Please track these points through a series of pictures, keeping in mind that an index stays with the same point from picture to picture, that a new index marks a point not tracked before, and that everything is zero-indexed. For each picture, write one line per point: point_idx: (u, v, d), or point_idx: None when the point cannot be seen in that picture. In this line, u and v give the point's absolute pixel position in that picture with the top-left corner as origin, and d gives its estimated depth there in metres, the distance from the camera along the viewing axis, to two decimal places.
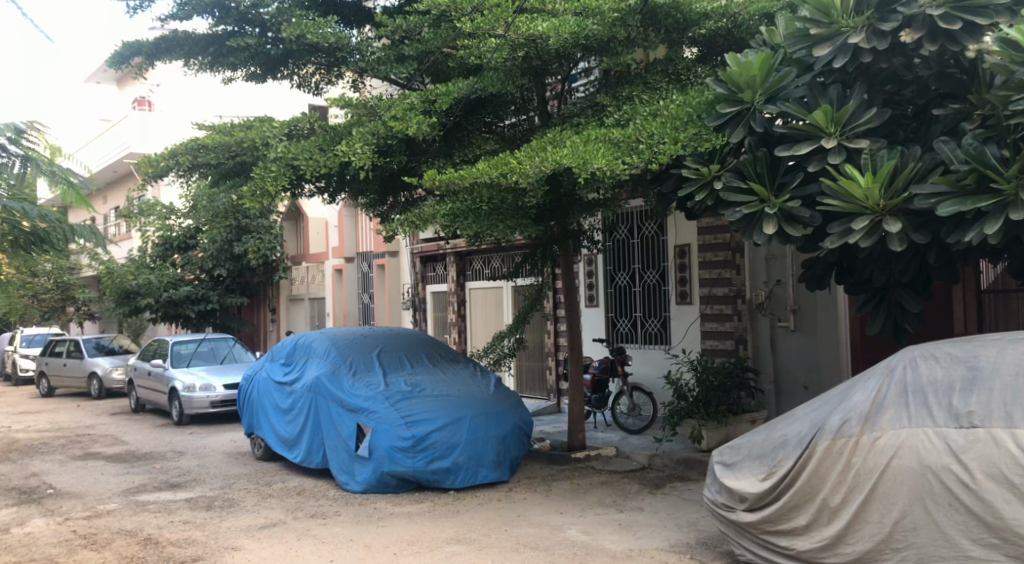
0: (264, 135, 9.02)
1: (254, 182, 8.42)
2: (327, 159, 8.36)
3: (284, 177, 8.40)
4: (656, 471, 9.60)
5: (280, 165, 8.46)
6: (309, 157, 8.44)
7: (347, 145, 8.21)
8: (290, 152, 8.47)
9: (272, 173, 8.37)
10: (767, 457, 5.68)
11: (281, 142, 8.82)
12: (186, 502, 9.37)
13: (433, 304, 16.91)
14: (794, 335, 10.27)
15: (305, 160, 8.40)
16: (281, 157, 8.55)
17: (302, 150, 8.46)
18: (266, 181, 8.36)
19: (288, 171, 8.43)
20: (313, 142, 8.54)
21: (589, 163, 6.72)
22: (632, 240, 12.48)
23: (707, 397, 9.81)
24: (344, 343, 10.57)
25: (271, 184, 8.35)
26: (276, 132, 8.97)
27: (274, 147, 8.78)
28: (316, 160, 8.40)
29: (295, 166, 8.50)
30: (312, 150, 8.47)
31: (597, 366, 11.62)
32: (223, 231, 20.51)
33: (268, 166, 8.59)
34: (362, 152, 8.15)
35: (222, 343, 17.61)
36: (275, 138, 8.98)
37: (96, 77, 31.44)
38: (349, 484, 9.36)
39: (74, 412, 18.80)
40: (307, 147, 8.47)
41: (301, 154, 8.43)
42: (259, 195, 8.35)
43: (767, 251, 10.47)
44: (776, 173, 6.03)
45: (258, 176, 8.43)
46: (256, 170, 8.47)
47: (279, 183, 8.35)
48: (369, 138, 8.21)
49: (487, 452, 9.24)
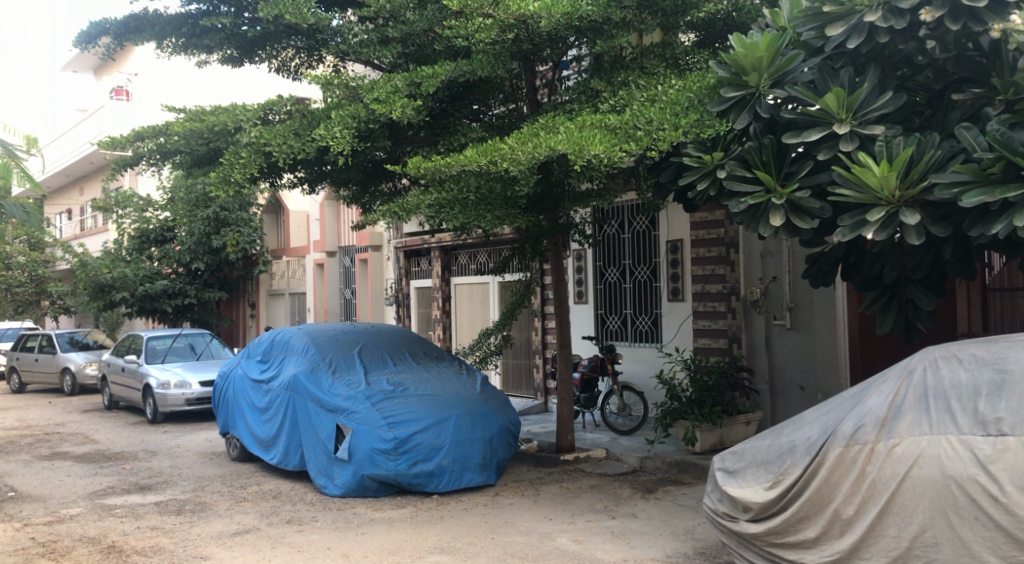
0: (236, 117, 8.58)
1: (222, 167, 8.10)
2: (304, 145, 7.95)
3: (255, 164, 8.04)
4: (648, 474, 9.26)
5: (251, 152, 8.07)
6: (284, 142, 8.00)
7: (325, 129, 7.80)
8: (264, 136, 8.04)
9: (243, 161, 8.01)
10: (773, 464, 5.32)
11: (255, 126, 8.38)
12: (155, 506, 8.92)
13: (417, 300, 16.48)
14: (790, 333, 9.93)
15: (280, 146, 7.97)
16: (255, 142, 8.13)
17: (275, 135, 8.02)
18: (233, 168, 8.04)
19: (260, 157, 8.06)
20: (289, 126, 8.10)
21: (585, 150, 6.33)
22: (622, 234, 12.11)
23: (702, 397, 9.47)
24: (324, 340, 10.14)
25: (238, 172, 8.02)
26: (250, 115, 8.50)
27: (247, 131, 8.34)
28: (292, 146, 7.98)
29: (267, 153, 8.14)
30: (287, 134, 8.04)
31: (587, 365, 11.24)
32: (200, 223, 19.99)
33: (240, 152, 8.17)
34: (341, 137, 7.74)
35: (199, 338, 17.11)
36: (248, 120, 8.53)
37: (72, 65, 30.77)
38: (327, 488, 8.94)
39: (44, 409, 18.26)
40: (281, 130, 8.03)
41: (274, 139, 8.00)
42: (227, 182, 8.04)
43: (763, 246, 10.14)
44: (783, 162, 5.66)
45: (227, 163, 8.11)
46: (225, 157, 8.14)
47: (248, 171, 8.01)
48: (348, 123, 7.79)
49: (473, 454, 8.83)
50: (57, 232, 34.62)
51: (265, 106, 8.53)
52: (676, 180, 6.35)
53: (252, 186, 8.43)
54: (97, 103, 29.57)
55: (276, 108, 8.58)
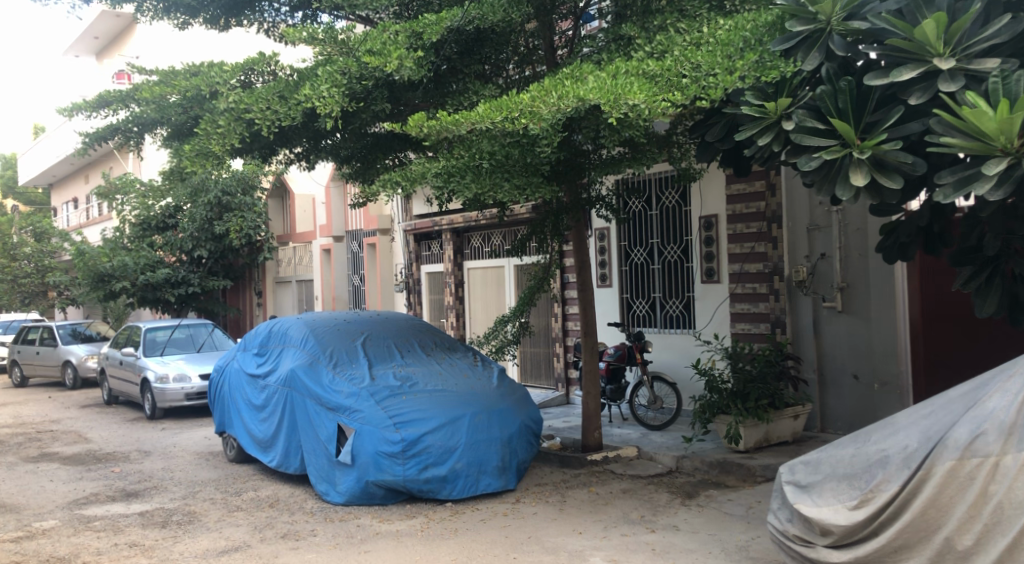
0: (211, 80, 7.58)
1: (199, 140, 7.16)
2: (290, 110, 7.03)
3: (235, 134, 7.12)
4: (687, 476, 8.30)
5: (230, 119, 7.14)
6: (267, 107, 7.09)
7: (311, 89, 6.87)
8: (243, 100, 7.12)
9: (220, 130, 7.08)
10: (858, 478, 4.33)
11: (234, 91, 7.38)
12: (139, 517, 8.04)
13: (428, 286, 15.53)
14: (841, 317, 8.94)
15: (261, 111, 7.07)
16: (234, 107, 7.17)
17: (257, 99, 7.09)
18: (210, 140, 7.08)
19: (241, 127, 7.12)
20: (272, 88, 7.17)
21: (621, 98, 5.31)
22: (649, 211, 11.08)
23: (745, 390, 8.48)
24: (324, 331, 9.19)
25: (216, 143, 7.06)
26: (227, 77, 7.56)
27: (225, 95, 7.35)
28: (276, 111, 7.07)
29: (249, 121, 7.20)
30: (270, 98, 7.11)
31: (612, 354, 10.22)
32: (201, 208, 19.11)
33: (217, 121, 7.24)
34: (329, 96, 6.79)
35: (201, 328, 16.22)
36: (224, 82, 7.58)
37: (74, 50, 29.90)
38: (329, 495, 8.03)
39: (43, 405, 17.49)
40: (262, 93, 7.11)
41: (256, 104, 7.08)
42: (204, 156, 7.09)
43: (810, 221, 9.14)
44: (862, 110, 4.67)
45: (203, 134, 7.19)
46: (201, 126, 7.21)
47: (227, 142, 7.08)
48: (337, 79, 6.87)
49: (490, 457, 7.87)
50: (63, 222, 33.94)
51: (244, 66, 7.61)
52: (725, 138, 5.46)
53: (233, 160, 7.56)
54: (98, 87, 28.64)
55: (257, 69, 7.66)
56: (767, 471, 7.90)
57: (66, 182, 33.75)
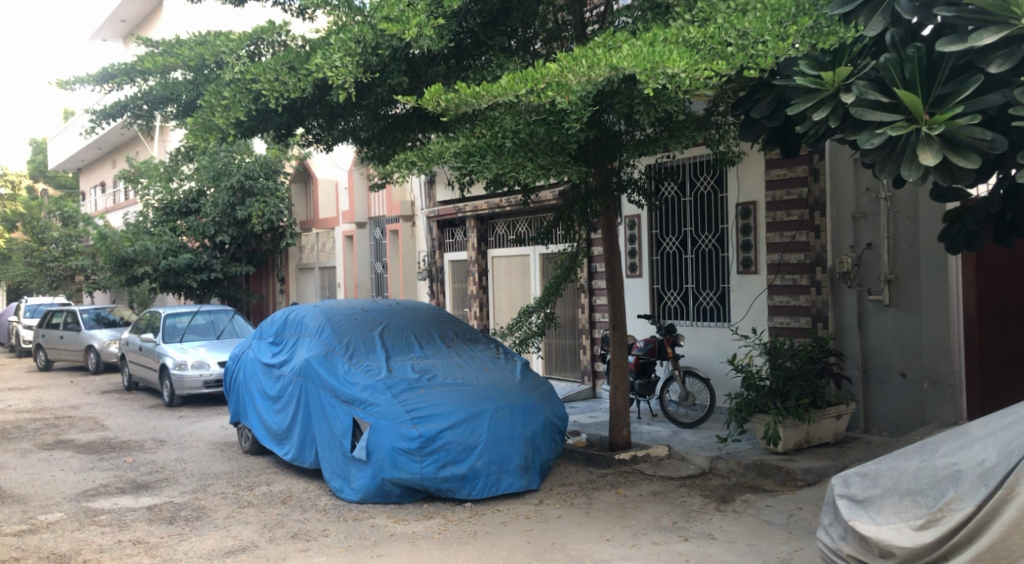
0: (216, 49, 7.40)
1: (202, 113, 6.97)
2: (300, 81, 6.68)
3: (240, 106, 6.86)
4: (721, 479, 7.83)
5: (236, 90, 6.92)
6: (275, 78, 6.75)
7: (322, 59, 6.54)
8: (250, 71, 6.79)
9: (225, 101, 6.85)
10: (925, 495, 3.84)
11: (240, 61, 7.16)
12: (146, 511, 7.71)
13: (451, 274, 15.11)
14: (888, 311, 8.41)
15: (269, 83, 6.73)
16: (239, 78, 6.97)
17: (264, 69, 6.77)
18: (213, 114, 6.89)
19: (246, 98, 6.87)
20: (281, 58, 6.83)
21: (658, 67, 4.85)
22: (683, 198, 10.57)
23: (785, 388, 7.98)
24: (341, 320, 8.81)
25: (220, 117, 6.84)
26: (233, 47, 7.34)
27: (230, 66, 7.18)
28: (284, 82, 6.72)
29: (255, 91, 6.93)
30: (279, 69, 6.77)
31: (642, 348, 9.80)
32: (224, 193, 18.86)
33: (222, 92, 7.02)
34: (342, 68, 6.48)
35: (221, 314, 15.95)
36: (231, 53, 7.35)
37: (100, 34, 29.80)
38: (344, 492, 7.65)
39: (64, 389, 17.34)
40: (271, 63, 6.78)
41: (263, 74, 6.75)
42: (208, 130, 6.88)
43: (855, 208, 8.62)
44: (932, 81, 4.17)
45: (207, 106, 6.97)
46: (206, 98, 7.01)
47: (230, 117, 6.83)
48: (350, 49, 6.55)
49: (513, 455, 7.44)
50: (91, 207, 33.97)
51: (253, 35, 7.35)
52: (773, 115, 5.07)
53: (241, 135, 7.34)
54: None
55: (266, 39, 7.40)
56: (808, 475, 7.40)
57: (94, 168, 33.77)
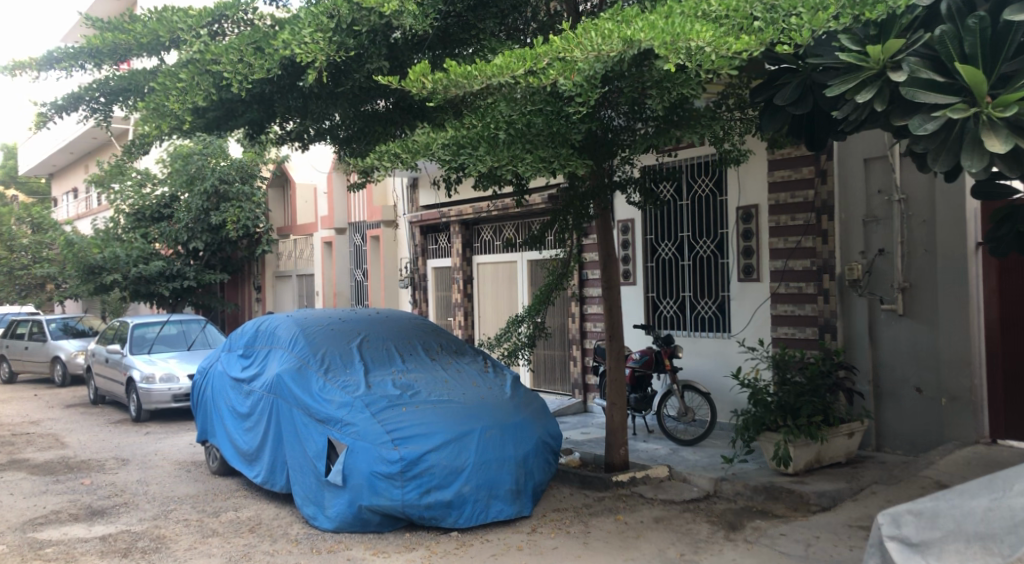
0: (171, 25, 6.94)
1: (155, 97, 6.75)
2: (266, 62, 6.29)
3: (200, 89, 6.59)
4: (727, 503, 7.25)
5: (195, 72, 6.62)
6: (238, 58, 6.39)
7: (291, 35, 6.18)
8: (209, 51, 6.43)
9: (186, 82, 6.59)
10: (1000, 542, 3.26)
11: (198, 40, 6.84)
12: (100, 542, 7.01)
13: (434, 282, 14.50)
14: (902, 321, 7.86)
15: (232, 64, 6.37)
16: (197, 59, 6.63)
17: (226, 49, 6.40)
18: (166, 96, 6.69)
19: (206, 82, 6.59)
20: (246, 38, 6.48)
21: (680, 40, 4.55)
22: (679, 202, 10.01)
23: (797, 405, 7.35)
24: (316, 330, 8.15)
25: (175, 101, 6.59)
26: (191, 24, 6.93)
27: (189, 45, 6.87)
28: (249, 64, 6.36)
29: (216, 74, 6.62)
30: (243, 49, 6.41)
31: (638, 359, 9.22)
32: (197, 197, 18.10)
33: (176, 74, 6.75)
34: (314, 45, 6.08)
35: (192, 324, 15.20)
36: (188, 30, 6.94)
37: (72, 37, 28.92)
38: (317, 519, 6.98)
39: (26, 403, 16.51)
40: (234, 43, 6.42)
41: (224, 54, 6.38)
42: (160, 116, 6.71)
43: (865, 211, 8.10)
44: (995, 58, 3.77)
45: (160, 89, 6.74)
46: (159, 80, 6.76)
47: (186, 101, 6.58)
48: (322, 24, 6.19)
49: (503, 479, 6.80)
50: (61, 213, 32.93)
51: (215, 11, 7.00)
52: (798, 102, 4.72)
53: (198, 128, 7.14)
54: None
55: (229, 15, 7.05)
56: (823, 499, 6.83)
57: (66, 173, 32.80)
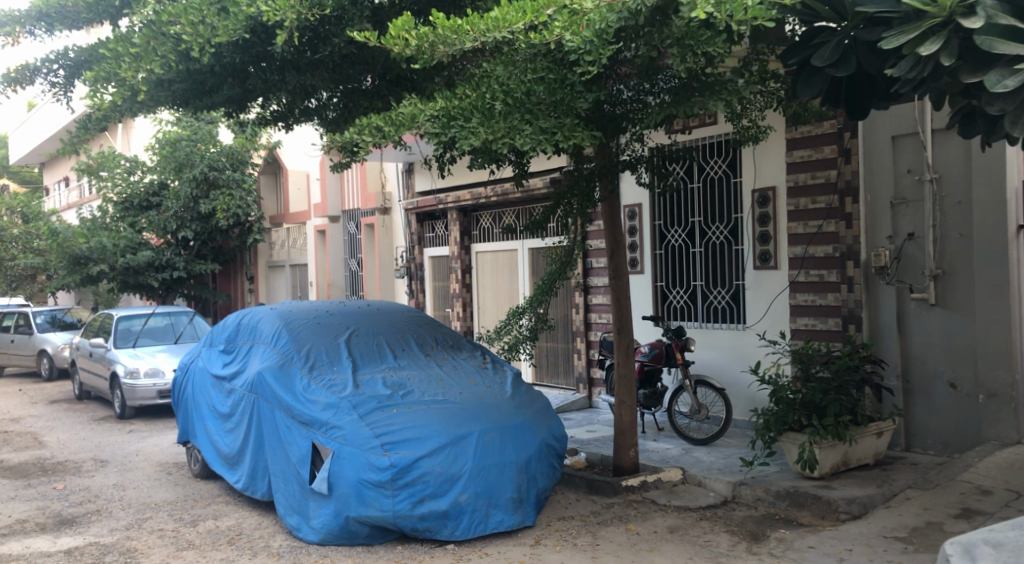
0: None
1: (105, 63, 6.50)
2: (228, 24, 6.02)
3: (161, 53, 6.26)
4: (748, 510, 6.67)
5: (150, 35, 6.29)
6: (200, 19, 6.08)
7: None
8: (168, 11, 6.10)
9: (143, 45, 6.26)
10: None
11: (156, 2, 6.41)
12: (63, 557, 6.42)
13: (431, 271, 13.88)
14: (934, 311, 7.26)
15: (191, 25, 6.06)
16: (152, 21, 6.28)
17: (186, 10, 6.07)
18: (113, 64, 6.46)
19: (163, 46, 6.24)
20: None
21: None
22: (689, 184, 9.40)
23: (824, 403, 6.74)
24: (302, 324, 7.56)
25: (126, 67, 6.31)
26: None
27: (146, 5, 6.42)
28: (210, 24, 6.07)
29: (175, 37, 6.27)
30: (205, 9, 6.10)
31: (646, 354, 8.62)
32: (186, 184, 17.45)
33: (127, 40, 6.49)
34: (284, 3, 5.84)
35: (180, 316, 14.59)
36: None
37: None
38: (301, 531, 6.41)
39: (9, 399, 15.93)
40: (195, 3, 6.08)
41: (184, 15, 6.06)
42: (106, 78, 6.47)
43: (894, 192, 7.48)
44: None
45: (111, 56, 6.48)
46: (112, 45, 6.47)
47: (142, 67, 6.28)
48: None
49: (503, 487, 6.20)
50: (54, 203, 32.22)
51: None
52: (839, 64, 4.20)
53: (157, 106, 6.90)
54: None
55: None
56: (853, 507, 6.22)
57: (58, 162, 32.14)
